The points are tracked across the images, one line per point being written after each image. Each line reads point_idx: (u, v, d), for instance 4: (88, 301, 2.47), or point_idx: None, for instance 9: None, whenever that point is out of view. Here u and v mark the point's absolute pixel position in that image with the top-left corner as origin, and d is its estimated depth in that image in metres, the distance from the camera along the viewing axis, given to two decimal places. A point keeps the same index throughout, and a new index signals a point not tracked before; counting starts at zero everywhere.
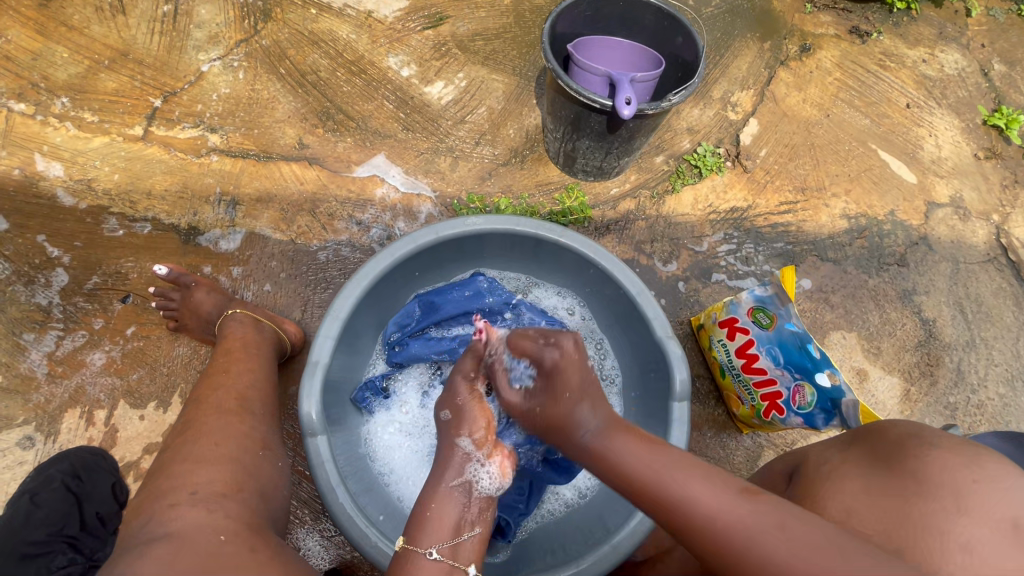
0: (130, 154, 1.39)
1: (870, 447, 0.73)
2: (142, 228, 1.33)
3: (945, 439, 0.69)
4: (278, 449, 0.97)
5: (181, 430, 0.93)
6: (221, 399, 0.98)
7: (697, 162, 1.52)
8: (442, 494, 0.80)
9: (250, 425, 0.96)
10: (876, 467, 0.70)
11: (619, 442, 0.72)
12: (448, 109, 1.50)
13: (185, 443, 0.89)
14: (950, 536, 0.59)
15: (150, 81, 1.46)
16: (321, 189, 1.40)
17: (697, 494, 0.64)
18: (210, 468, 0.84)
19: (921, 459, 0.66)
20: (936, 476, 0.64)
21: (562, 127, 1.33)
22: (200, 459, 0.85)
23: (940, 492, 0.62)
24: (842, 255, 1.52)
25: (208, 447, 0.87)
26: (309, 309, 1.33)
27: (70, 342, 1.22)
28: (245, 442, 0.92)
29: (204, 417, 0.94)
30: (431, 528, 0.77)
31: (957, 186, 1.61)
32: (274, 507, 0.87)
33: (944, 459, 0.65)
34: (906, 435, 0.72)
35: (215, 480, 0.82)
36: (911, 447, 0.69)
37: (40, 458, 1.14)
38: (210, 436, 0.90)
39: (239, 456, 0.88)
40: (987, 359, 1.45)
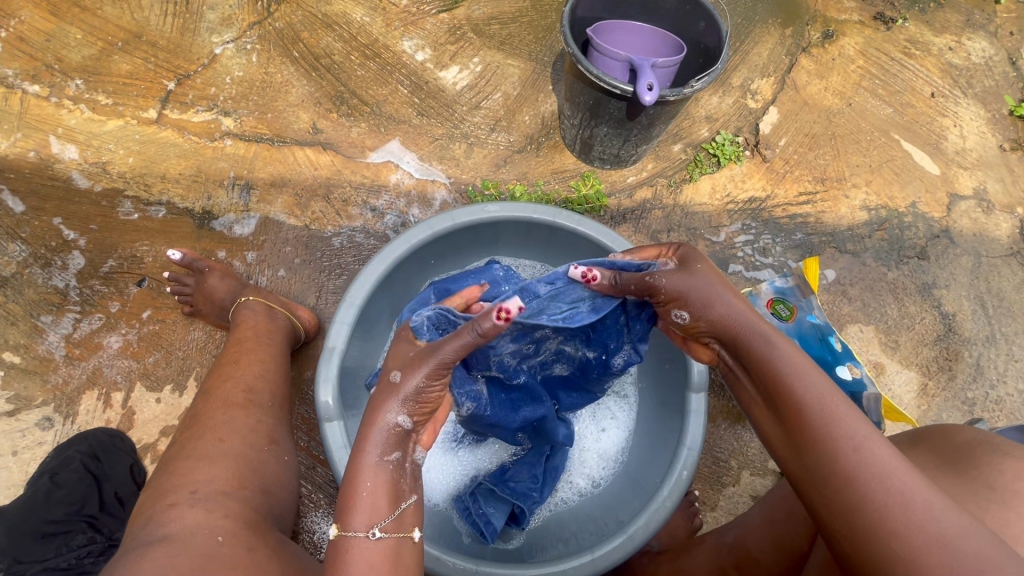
0: (145, 137, 1.39)
1: (939, 451, 0.72)
2: (157, 212, 1.33)
3: (1013, 447, 0.68)
4: (285, 443, 0.98)
5: (188, 424, 0.94)
6: (229, 392, 0.98)
7: (715, 151, 1.50)
8: (372, 469, 0.70)
9: (257, 419, 0.96)
10: (943, 470, 0.68)
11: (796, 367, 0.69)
12: (463, 94, 1.48)
13: (191, 439, 0.90)
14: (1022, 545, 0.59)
15: (163, 64, 1.45)
16: (335, 174, 1.39)
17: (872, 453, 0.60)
18: (213, 465, 0.84)
19: (994, 466, 0.65)
20: (1007, 485, 0.62)
21: (580, 114, 1.31)
22: (203, 456, 0.86)
23: (1014, 500, 0.61)
24: (861, 247, 1.49)
25: (212, 444, 0.88)
26: (324, 295, 1.33)
27: (87, 325, 1.23)
28: (251, 437, 0.93)
29: (211, 412, 0.94)
30: (365, 506, 0.68)
31: (981, 178, 1.57)
32: (276, 503, 0.89)
33: (1017, 469, 0.64)
34: (974, 441, 0.70)
35: (216, 478, 0.83)
36: (983, 454, 0.67)
37: (59, 440, 1.15)
38: (216, 431, 0.91)
39: (244, 453, 0.89)
40: (1007, 354, 1.43)
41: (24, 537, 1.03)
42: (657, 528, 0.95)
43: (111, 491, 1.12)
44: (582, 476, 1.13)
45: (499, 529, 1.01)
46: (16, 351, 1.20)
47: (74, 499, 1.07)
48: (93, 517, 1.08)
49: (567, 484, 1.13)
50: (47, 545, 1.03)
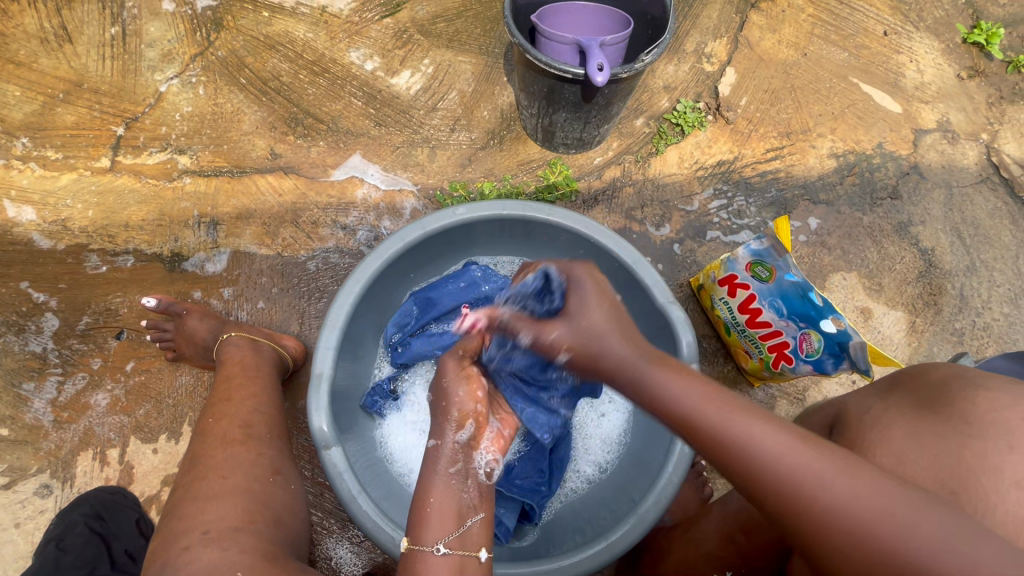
0: (101, 188, 1.36)
1: (917, 393, 0.74)
2: (125, 261, 1.31)
3: (985, 379, 0.70)
4: (290, 471, 0.97)
5: (188, 466, 0.92)
6: (226, 429, 0.97)
7: (678, 119, 1.49)
8: (437, 486, 0.74)
9: (258, 451, 0.95)
10: (921, 411, 0.70)
11: (661, 376, 0.67)
12: (419, 98, 1.46)
13: (194, 480, 0.88)
14: (1003, 474, 0.59)
15: (109, 109, 1.41)
16: (300, 198, 1.37)
17: (759, 447, 0.60)
18: (220, 504, 0.83)
19: (968, 400, 0.67)
20: (984, 417, 0.64)
21: (536, 102, 1.29)
22: (210, 495, 0.84)
23: (989, 432, 0.62)
24: (834, 196, 1.50)
25: (216, 481, 0.87)
26: (307, 321, 1.32)
27: (71, 386, 1.21)
28: (255, 470, 0.91)
29: (211, 452, 0.92)
30: (433, 523, 0.72)
31: (943, 110, 1.58)
32: (290, 534, 0.87)
33: (992, 398, 0.65)
34: (949, 378, 0.72)
35: (226, 515, 0.81)
36: (957, 390, 0.69)
37: (61, 505, 1.14)
38: (218, 468, 0.89)
39: (250, 486, 0.88)
40: (988, 281, 1.45)
41: None
42: (667, 505, 0.95)
43: (121, 549, 1.11)
44: (588, 463, 1.14)
45: (511, 527, 1.02)
46: (2, 423, 1.18)
47: (84, 560, 1.06)
48: None
49: (574, 473, 1.13)
50: None
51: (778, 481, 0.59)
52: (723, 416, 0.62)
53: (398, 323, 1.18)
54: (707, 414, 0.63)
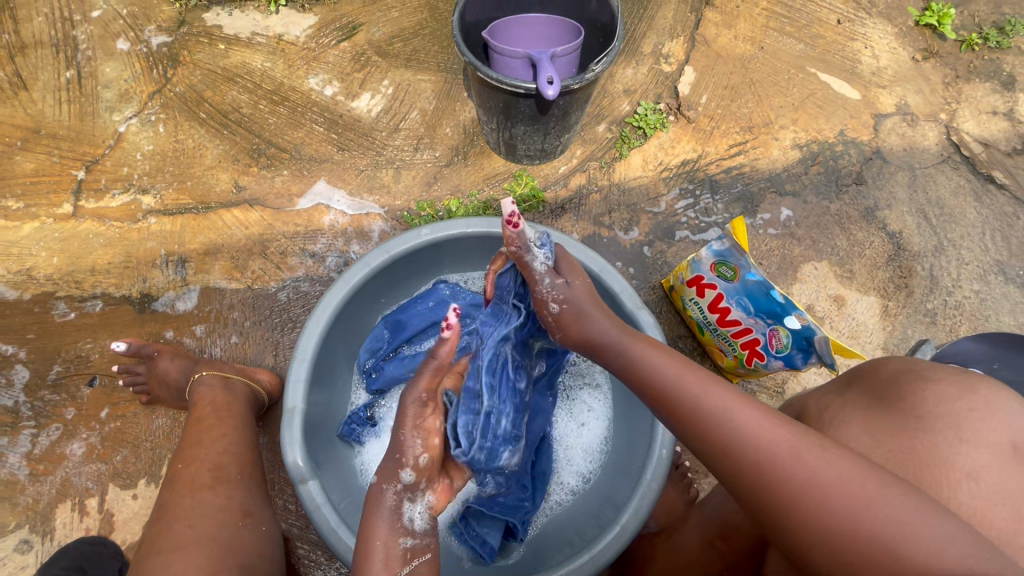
0: (65, 234, 1.35)
1: (870, 385, 0.74)
2: (94, 306, 1.30)
3: (934, 370, 0.70)
4: (262, 512, 0.97)
5: (156, 516, 0.91)
6: (195, 474, 0.96)
7: (639, 122, 1.50)
8: (383, 531, 0.73)
9: (227, 494, 0.95)
10: (875, 407, 0.70)
11: (651, 359, 0.78)
12: (380, 120, 1.46)
13: (159, 532, 0.87)
14: (955, 467, 0.61)
15: (68, 154, 1.40)
16: (267, 229, 1.37)
17: (739, 423, 0.65)
18: (186, 554, 0.83)
19: (919, 393, 0.67)
20: (933, 411, 0.65)
21: (495, 117, 1.30)
22: (175, 546, 0.84)
23: (941, 424, 0.64)
24: (800, 186, 1.51)
25: (182, 531, 0.86)
26: (281, 352, 1.31)
27: (46, 437, 1.19)
28: (224, 515, 0.91)
29: (179, 499, 0.92)
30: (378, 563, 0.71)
31: (901, 93, 1.60)
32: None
33: (944, 390, 0.66)
34: (901, 371, 0.72)
35: (192, 566, 0.81)
36: (907, 382, 0.70)
37: (41, 559, 1.13)
38: (186, 517, 0.89)
39: (218, 534, 0.88)
40: (957, 260, 1.46)
41: None
42: (649, 511, 0.95)
43: None
44: (571, 474, 1.14)
45: (497, 546, 1.02)
46: None
47: None
48: None
49: (557, 485, 1.13)
50: None
51: (751, 453, 0.63)
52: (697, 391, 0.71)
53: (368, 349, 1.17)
54: (693, 391, 0.71)
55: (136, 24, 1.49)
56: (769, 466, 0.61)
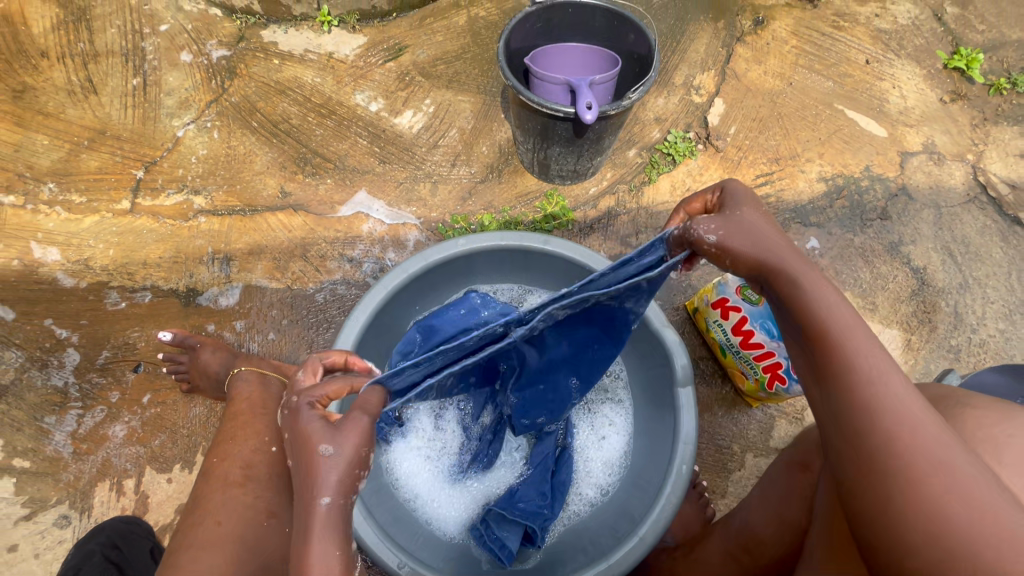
0: (122, 228, 1.43)
1: None
2: (143, 297, 1.37)
3: (974, 399, 0.74)
4: (287, 513, 0.99)
5: (190, 507, 0.96)
6: (227, 470, 1.00)
7: (669, 149, 1.55)
8: (322, 537, 0.59)
9: (254, 493, 0.98)
10: None
11: (832, 301, 0.64)
12: (421, 136, 1.53)
13: (192, 525, 0.92)
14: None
15: (130, 154, 1.50)
16: (309, 234, 1.44)
17: (892, 385, 0.59)
18: (212, 551, 0.87)
19: (958, 420, 0.70)
20: (972, 433, 0.68)
21: (531, 139, 1.36)
22: (204, 542, 0.89)
23: (979, 445, 0.66)
24: (824, 218, 1.54)
25: (211, 528, 0.91)
26: (315, 350, 1.36)
27: (90, 418, 1.26)
28: (250, 514, 0.95)
29: (210, 494, 0.96)
30: None
31: (928, 133, 1.63)
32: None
33: (981, 417, 0.70)
34: (938, 399, 0.76)
35: (216, 565, 0.86)
36: (946, 408, 0.73)
37: (78, 535, 1.18)
38: (215, 513, 0.93)
39: (242, 533, 0.91)
40: (982, 298, 1.47)
41: None
42: (667, 524, 0.96)
43: None
44: (590, 486, 1.16)
45: (514, 551, 1.04)
46: (25, 455, 1.23)
47: None
48: None
49: (576, 496, 1.15)
50: None
51: (889, 413, 0.57)
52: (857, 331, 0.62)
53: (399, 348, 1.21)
54: (858, 343, 0.61)
55: (199, 38, 1.60)
56: (904, 437, 0.56)
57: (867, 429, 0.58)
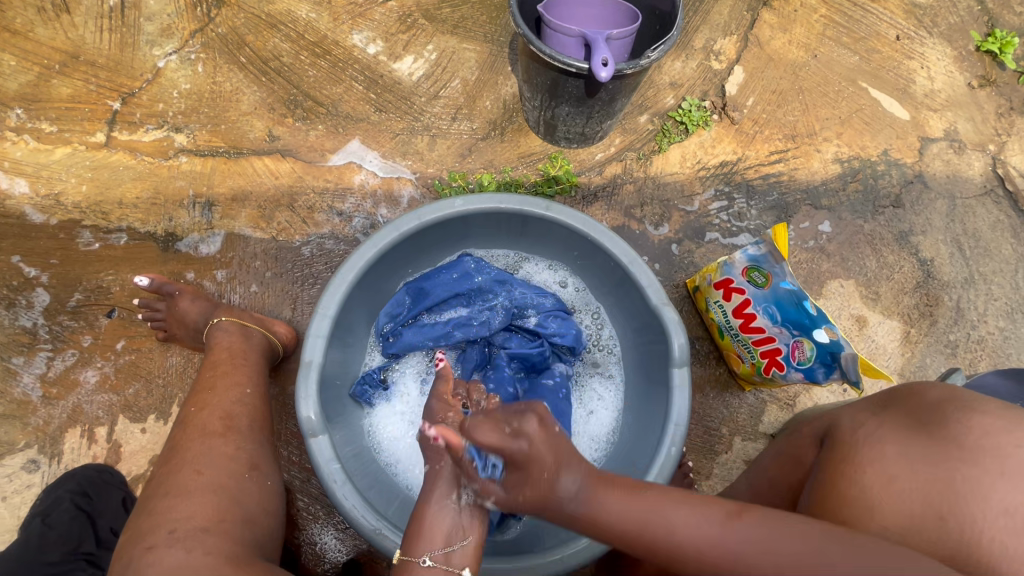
0: (96, 163, 1.34)
1: (911, 411, 0.74)
2: (118, 239, 1.30)
3: (980, 402, 0.71)
4: (269, 466, 0.92)
5: (166, 457, 0.89)
6: (206, 420, 0.93)
7: (682, 118, 1.47)
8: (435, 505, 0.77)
9: (236, 445, 0.91)
10: (915, 430, 0.70)
11: (602, 496, 0.68)
12: (421, 85, 1.43)
13: (169, 473, 0.85)
14: (992, 501, 0.62)
15: (105, 83, 1.39)
16: (297, 182, 1.36)
17: (685, 533, 0.63)
18: (191, 499, 0.80)
19: (963, 425, 0.68)
20: (976, 443, 0.66)
21: (539, 95, 1.28)
22: (182, 490, 0.81)
23: (984, 458, 0.64)
24: (836, 201, 1.48)
25: (190, 477, 0.83)
26: (299, 306, 1.31)
27: (61, 362, 1.20)
28: (232, 466, 0.87)
29: (190, 442, 0.89)
30: (426, 536, 0.76)
31: (951, 119, 1.56)
32: (264, 533, 0.84)
33: (986, 424, 0.67)
34: (945, 399, 0.73)
35: (196, 513, 0.78)
36: (952, 412, 0.70)
37: (47, 480, 1.14)
38: (194, 463, 0.86)
39: (225, 483, 0.84)
40: (986, 294, 1.44)
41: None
42: None
43: (106, 527, 1.11)
44: None
45: (495, 522, 1.02)
46: None
47: (68, 539, 1.07)
48: (91, 554, 1.07)
49: None
50: None
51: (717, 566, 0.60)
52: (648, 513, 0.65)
53: (388, 312, 1.18)
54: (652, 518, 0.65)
55: None
56: None
57: None
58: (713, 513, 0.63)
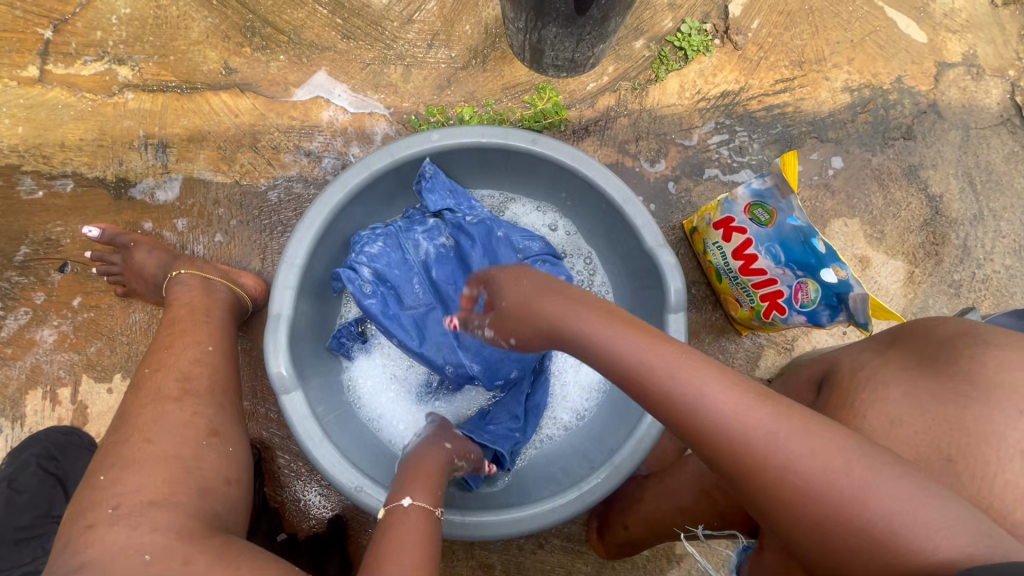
0: (31, 101, 1.20)
1: (917, 347, 0.69)
2: (64, 186, 1.18)
3: (997, 336, 0.65)
4: (231, 431, 0.87)
5: (118, 423, 0.83)
6: (161, 382, 0.87)
7: (681, 43, 1.34)
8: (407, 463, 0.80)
9: (192, 410, 0.84)
10: (923, 369, 0.66)
11: (621, 341, 0.62)
12: (392, 7, 1.28)
13: (119, 442, 0.79)
14: (1007, 442, 0.57)
15: (32, 8, 1.21)
16: (259, 120, 1.24)
17: (714, 400, 0.56)
18: (141, 470, 0.75)
19: (975, 359, 0.62)
20: (990, 378, 0.60)
21: (525, 14, 1.15)
22: (131, 461, 0.76)
23: (998, 395, 0.59)
24: (843, 133, 1.38)
25: (140, 445, 0.77)
26: (269, 257, 1.22)
27: (15, 321, 1.12)
28: (187, 432, 0.81)
29: (140, 408, 0.83)
30: (400, 485, 0.75)
31: (971, 42, 1.43)
32: (226, 502, 0.79)
33: (1001, 359, 0.61)
34: (956, 334, 0.67)
35: (145, 485, 0.73)
36: (962, 347, 0.64)
37: (11, 444, 1.09)
38: (145, 430, 0.80)
39: (178, 452, 0.78)
40: (994, 231, 1.38)
41: None
42: (645, 455, 0.90)
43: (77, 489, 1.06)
44: (566, 410, 1.10)
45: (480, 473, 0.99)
46: None
47: (37, 502, 1.03)
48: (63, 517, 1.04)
49: (551, 420, 1.10)
50: (19, 550, 1.00)
51: (735, 441, 0.54)
52: (668, 378, 0.58)
53: (379, 269, 1.04)
54: (667, 376, 0.58)
55: None
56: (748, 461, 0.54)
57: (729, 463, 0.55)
58: (746, 390, 0.56)
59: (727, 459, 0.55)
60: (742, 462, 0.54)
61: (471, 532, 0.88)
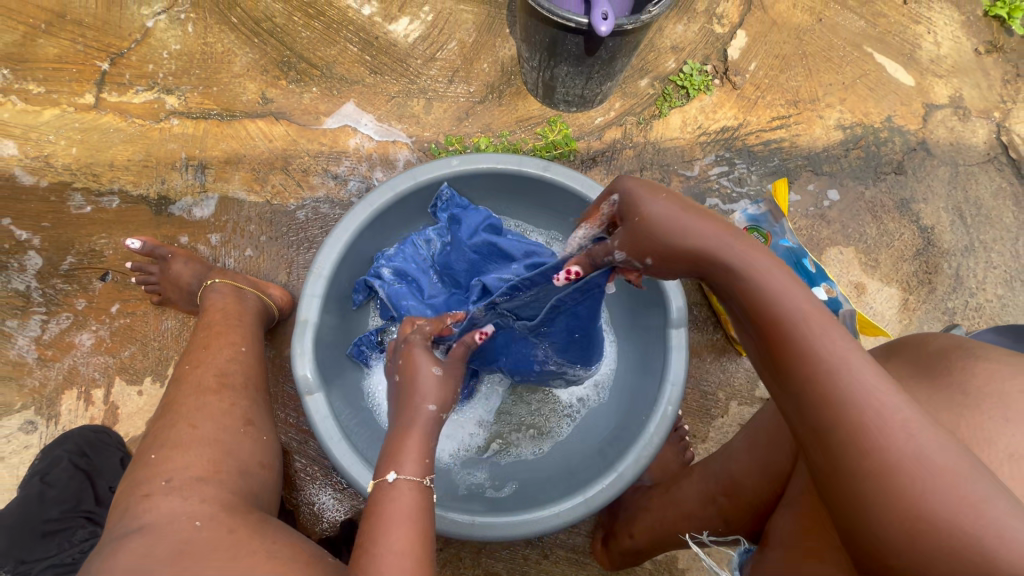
0: (85, 125, 1.31)
1: (910, 358, 0.70)
2: (110, 202, 1.28)
3: (985, 350, 0.66)
4: (263, 422, 0.93)
5: (161, 412, 0.89)
6: (202, 376, 0.93)
7: (683, 82, 1.44)
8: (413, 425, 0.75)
9: (230, 401, 0.91)
10: (917, 379, 0.66)
11: (789, 296, 0.55)
12: (417, 47, 1.39)
13: (164, 427, 0.85)
14: (997, 447, 0.57)
15: (92, 43, 1.34)
16: (291, 145, 1.34)
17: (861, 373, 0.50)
18: (187, 451, 0.80)
19: (966, 370, 0.63)
20: (980, 389, 0.61)
21: (539, 54, 1.25)
22: (177, 443, 0.81)
23: (987, 403, 0.60)
24: (837, 167, 1.46)
25: (185, 430, 0.83)
26: (295, 270, 1.30)
27: (56, 325, 1.20)
28: (226, 420, 0.87)
29: (184, 398, 0.89)
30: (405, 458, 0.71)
31: (957, 85, 1.52)
32: (260, 487, 0.84)
33: (996, 370, 0.62)
34: (948, 348, 0.68)
35: (191, 464, 0.78)
36: (955, 360, 0.65)
37: (45, 441, 1.15)
38: (190, 417, 0.86)
39: (218, 436, 0.84)
40: (986, 262, 1.43)
41: (23, 537, 1.02)
42: (646, 464, 0.94)
43: (105, 486, 1.11)
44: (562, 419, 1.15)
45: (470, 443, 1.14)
46: None
47: (67, 496, 1.07)
48: (91, 512, 1.08)
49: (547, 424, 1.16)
50: (46, 542, 1.03)
51: (865, 407, 0.49)
52: (814, 332, 0.53)
53: (397, 266, 1.14)
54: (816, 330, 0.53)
55: None
56: (871, 429, 0.48)
57: (844, 428, 0.50)
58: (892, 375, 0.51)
59: (848, 423, 0.49)
60: (857, 430, 0.49)
61: (480, 533, 0.91)
